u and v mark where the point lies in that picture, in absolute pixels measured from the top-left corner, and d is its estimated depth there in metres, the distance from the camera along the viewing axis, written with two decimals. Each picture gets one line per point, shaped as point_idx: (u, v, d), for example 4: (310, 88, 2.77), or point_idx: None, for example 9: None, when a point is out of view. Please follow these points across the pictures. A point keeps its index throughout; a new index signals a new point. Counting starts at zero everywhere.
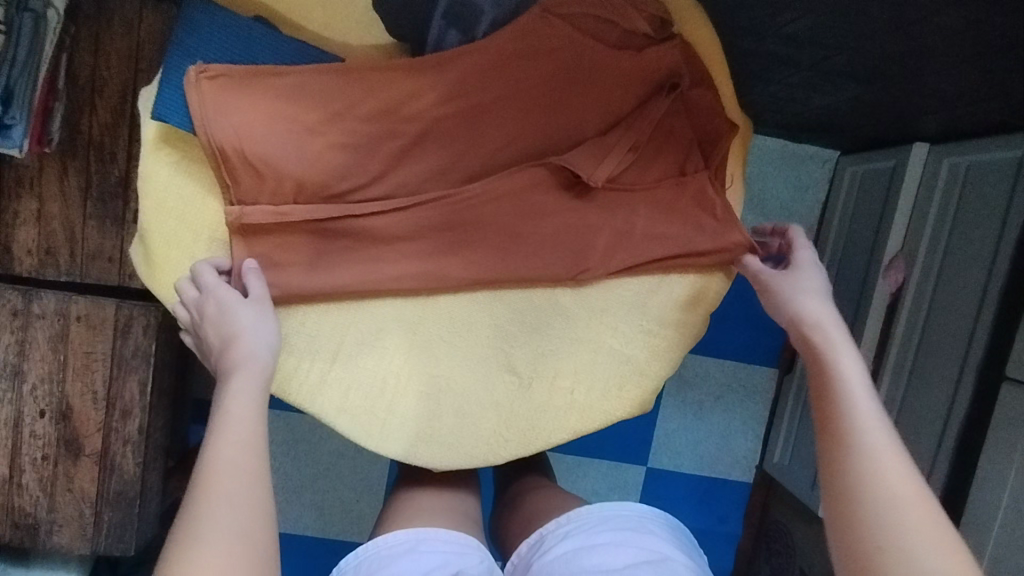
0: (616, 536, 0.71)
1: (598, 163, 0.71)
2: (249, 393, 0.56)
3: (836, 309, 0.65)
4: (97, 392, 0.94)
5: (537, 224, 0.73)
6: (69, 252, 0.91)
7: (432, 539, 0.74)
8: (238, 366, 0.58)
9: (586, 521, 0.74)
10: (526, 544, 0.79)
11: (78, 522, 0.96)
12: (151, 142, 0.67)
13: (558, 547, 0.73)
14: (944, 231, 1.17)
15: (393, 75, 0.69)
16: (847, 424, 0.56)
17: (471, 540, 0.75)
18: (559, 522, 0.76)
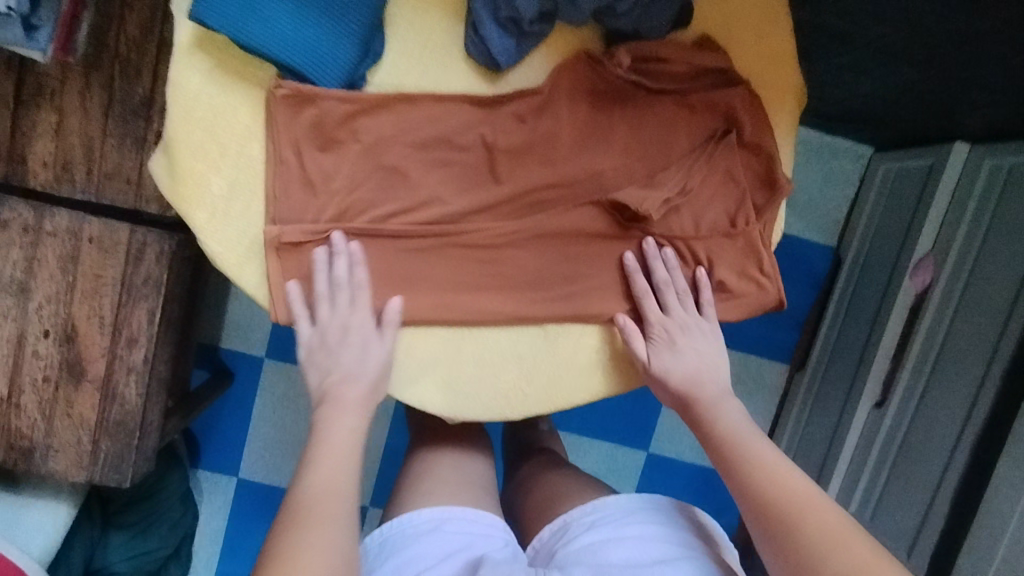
0: (645, 530, 0.69)
1: (645, 202, 0.66)
2: (358, 434, 0.66)
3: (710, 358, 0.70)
4: (104, 317, 0.92)
5: (576, 250, 0.69)
6: (86, 169, 0.88)
7: (454, 518, 0.73)
8: (352, 408, 0.67)
9: (615, 513, 0.73)
10: (549, 529, 0.76)
11: (74, 449, 0.94)
12: (184, 45, 0.63)
13: (584, 537, 0.71)
14: (979, 234, 1.14)
15: (446, 3, 0.64)
16: (755, 476, 0.63)
17: (496, 520, 0.75)
18: (584, 510, 0.74)
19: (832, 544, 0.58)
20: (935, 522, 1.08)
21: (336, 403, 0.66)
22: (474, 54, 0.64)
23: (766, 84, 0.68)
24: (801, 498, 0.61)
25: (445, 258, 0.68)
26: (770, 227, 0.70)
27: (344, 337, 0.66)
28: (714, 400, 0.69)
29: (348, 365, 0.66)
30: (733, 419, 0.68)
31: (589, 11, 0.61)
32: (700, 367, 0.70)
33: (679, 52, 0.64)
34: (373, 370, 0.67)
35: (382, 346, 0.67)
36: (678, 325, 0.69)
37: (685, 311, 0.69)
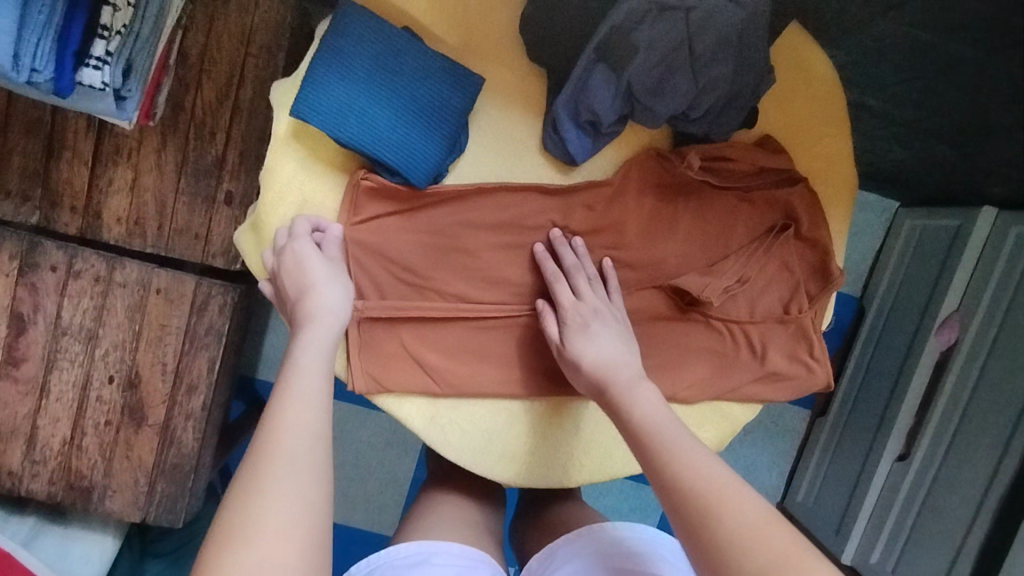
0: (622, 562, 0.72)
1: (705, 290, 0.70)
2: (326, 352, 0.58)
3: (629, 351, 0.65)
4: (166, 364, 0.95)
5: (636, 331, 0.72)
6: (157, 224, 0.92)
7: (443, 552, 0.74)
8: (324, 337, 0.60)
9: (594, 542, 0.75)
10: (541, 556, 0.80)
11: (131, 490, 0.98)
12: (280, 135, 0.66)
13: (563, 570, 0.74)
14: (1005, 300, 1.18)
15: (525, 100, 0.68)
16: (670, 473, 0.54)
17: (481, 553, 0.76)
18: (567, 539, 0.78)
19: (754, 540, 0.47)
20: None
21: (310, 323, 0.60)
22: (551, 149, 0.68)
23: (823, 182, 0.71)
24: (723, 493, 0.50)
25: (514, 334, 0.72)
26: (820, 314, 0.74)
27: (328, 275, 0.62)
28: (629, 385, 0.62)
29: (333, 299, 0.62)
30: (647, 406, 0.60)
31: (665, 119, 0.64)
32: (615, 357, 0.64)
33: (744, 152, 0.68)
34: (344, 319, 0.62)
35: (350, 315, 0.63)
36: (590, 309, 0.67)
37: (597, 297, 0.68)
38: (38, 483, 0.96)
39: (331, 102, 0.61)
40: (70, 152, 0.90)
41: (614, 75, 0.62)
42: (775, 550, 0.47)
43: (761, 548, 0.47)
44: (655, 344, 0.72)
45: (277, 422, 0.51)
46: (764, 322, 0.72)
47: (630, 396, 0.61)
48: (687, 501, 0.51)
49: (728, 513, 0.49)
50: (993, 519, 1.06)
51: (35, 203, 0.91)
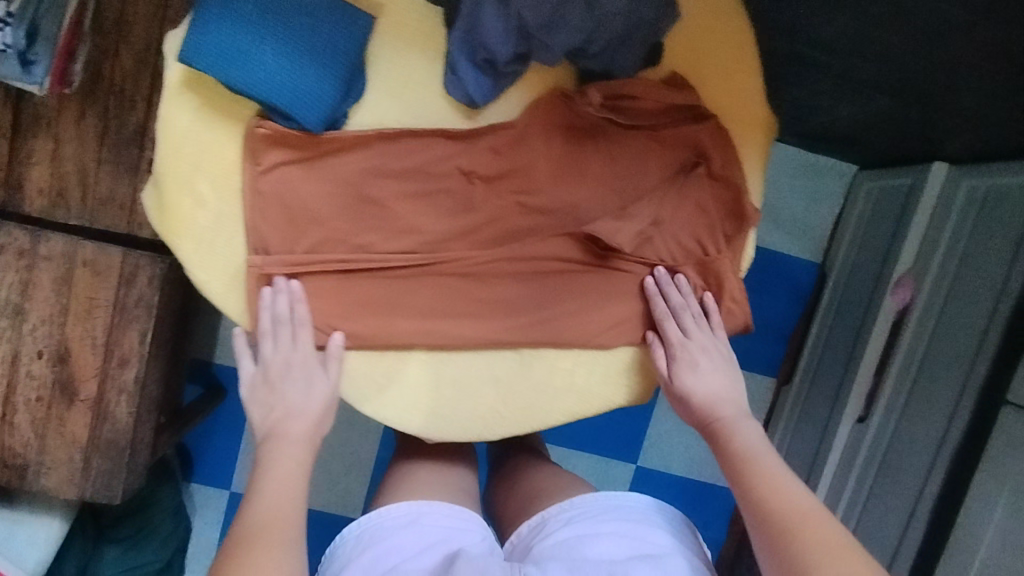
0: (619, 526, 0.71)
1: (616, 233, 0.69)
2: (302, 461, 0.65)
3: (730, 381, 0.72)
4: (96, 338, 0.94)
5: (551, 278, 0.72)
6: (81, 195, 0.90)
7: (433, 514, 0.74)
8: (301, 443, 0.67)
9: (590, 507, 0.74)
10: (527, 525, 0.78)
11: (67, 467, 0.97)
12: (173, 84, 0.65)
13: (559, 533, 0.72)
14: (956, 255, 1.16)
15: (423, 43, 0.66)
16: (762, 484, 0.63)
17: (474, 518, 0.76)
18: (561, 507, 0.76)
19: (829, 561, 0.56)
20: (913, 540, 1.09)
21: (281, 437, 0.67)
22: (451, 92, 0.66)
23: (735, 118, 0.70)
24: (810, 515, 0.60)
25: (425, 285, 0.71)
26: (739, 255, 0.73)
27: (296, 376, 0.68)
28: (732, 417, 0.69)
29: (303, 401, 0.68)
30: (748, 435, 0.67)
31: (562, 54, 0.63)
32: (723, 390, 0.71)
33: (649, 90, 0.67)
34: (316, 408, 0.68)
35: (325, 387, 0.69)
36: (697, 347, 0.71)
37: (703, 330, 0.72)
38: None
39: (217, 44, 0.60)
40: None
41: (504, 8, 0.60)
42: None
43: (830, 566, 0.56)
44: (569, 291, 0.72)
45: (259, 507, 0.60)
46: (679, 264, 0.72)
47: (735, 422, 0.69)
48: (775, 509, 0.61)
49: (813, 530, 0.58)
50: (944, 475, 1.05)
51: None
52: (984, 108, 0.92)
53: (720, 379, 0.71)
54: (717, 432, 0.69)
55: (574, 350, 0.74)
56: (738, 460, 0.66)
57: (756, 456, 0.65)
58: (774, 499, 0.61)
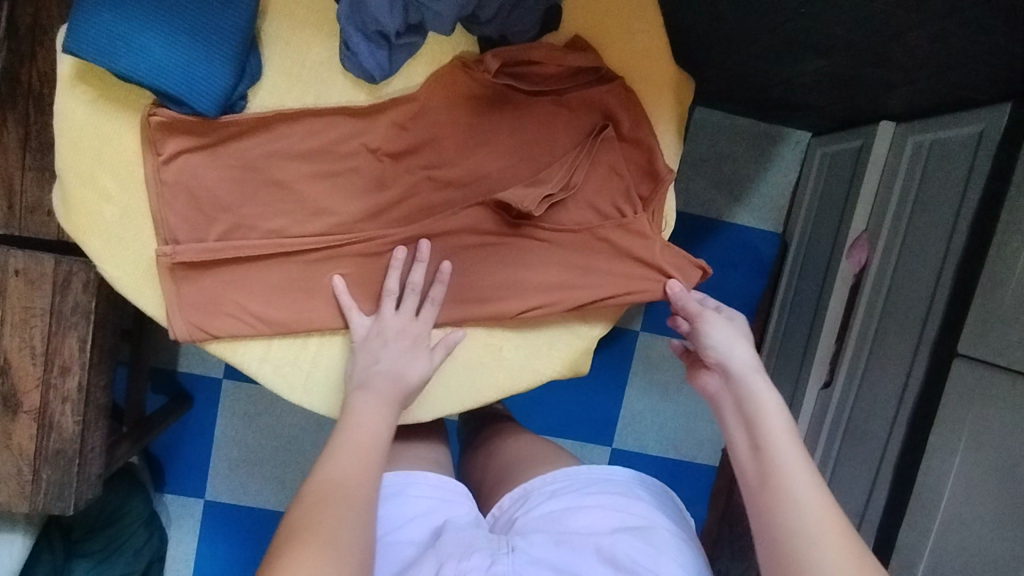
0: (604, 498, 0.68)
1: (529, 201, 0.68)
2: (385, 422, 0.63)
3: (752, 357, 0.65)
4: (35, 348, 0.93)
5: (469, 250, 0.71)
6: (8, 204, 0.90)
7: (419, 484, 0.71)
8: (386, 400, 0.64)
9: (574, 479, 0.71)
10: (509, 497, 0.74)
11: (16, 480, 0.96)
12: (67, 78, 0.64)
13: (543, 506, 0.69)
14: (906, 212, 1.10)
15: (318, 21, 0.66)
16: (789, 501, 0.55)
17: (457, 487, 0.73)
18: (544, 479, 0.72)
19: None
20: (874, 513, 1.03)
21: (372, 392, 0.65)
22: (349, 68, 0.65)
23: (642, 78, 0.70)
24: (835, 550, 0.52)
25: (341, 266, 0.70)
26: (659, 216, 0.72)
27: (393, 339, 0.68)
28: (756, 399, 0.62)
29: (393, 361, 0.67)
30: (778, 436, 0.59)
31: (454, 20, 0.63)
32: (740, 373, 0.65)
33: (550, 54, 0.66)
34: (413, 376, 0.67)
35: (425, 364, 0.68)
36: (725, 333, 0.67)
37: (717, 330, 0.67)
38: None
39: (101, 35, 0.60)
40: None
41: None
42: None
43: None
44: (489, 263, 0.71)
45: (336, 469, 0.57)
46: (603, 230, 0.71)
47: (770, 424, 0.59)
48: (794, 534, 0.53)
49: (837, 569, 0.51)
50: (902, 441, 0.99)
51: None
52: (910, 55, 0.90)
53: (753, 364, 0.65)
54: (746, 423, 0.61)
55: (498, 326, 0.72)
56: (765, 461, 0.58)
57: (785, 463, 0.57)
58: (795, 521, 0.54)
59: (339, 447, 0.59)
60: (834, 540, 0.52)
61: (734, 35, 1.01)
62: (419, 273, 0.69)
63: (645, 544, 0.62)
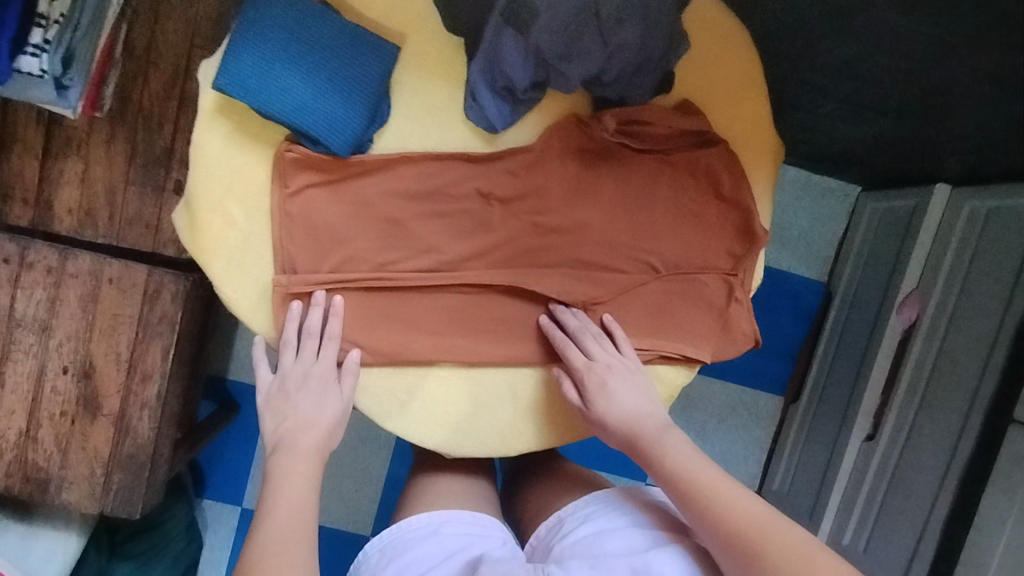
0: (635, 521, 0.70)
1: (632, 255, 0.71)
2: (311, 474, 0.67)
3: (627, 381, 0.70)
4: (120, 354, 0.96)
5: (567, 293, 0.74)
6: (108, 215, 0.93)
7: (453, 521, 0.74)
8: (306, 455, 0.68)
9: (604, 504, 0.73)
10: (544, 526, 0.77)
11: (88, 481, 0.98)
12: (208, 110, 0.68)
13: (579, 530, 0.71)
14: (961, 274, 1.12)
15: (444, 72, 0.70)
16: (714, 516, 0.61)
17: (494, 522, 0.76)
18: (578, 505, 0.75)
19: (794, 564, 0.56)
20: (917, 574, 1.03)
21: (289, 450, 0.68)
22: (472, 118, 0.69)
23: (743, 142, 0.73)
24: (771, 531, 0.59)
25: (444, 302, 0.73)
26: (750, 274, 0.75)
27: (304, 391, 0.70)
28: (657, 434, 0.68)
29: (304, 415, 0.69)
30: (678, 449, 0.66)
31: (578, 84, 0.67)
32: (635, 410, 0.70)
33: (661, 116, 0.70)
34: (326, 422, 0.69)
35: (339, 400, 0.70)
36: (602, 367, 0.70)
37: (604, 351, 0.71)
38: None
39: (250, 75, 0.64)
40: (20, 145, 0.91)
41: (522, 37, 0.63)
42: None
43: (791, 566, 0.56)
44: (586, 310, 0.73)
45: (268, 527, 0.61)
46: (676, 304, 0.74)
47: (664, 446, 0.67)
48: (736, 544, 0.59)
49: (775, 548, 0.58)
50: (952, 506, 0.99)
51: None
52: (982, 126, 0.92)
53: (633, 397, 0.70)
54: (648, 462, 0.67)
55: None
56: (677, 488, 0.64)
57: (695, 473, 0.64)
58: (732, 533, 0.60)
59: (269, 510, 0.63)
60: (769, 523, 0.59)
61: (808, 97, 1.05)
62: (572, 319, 0.72)
63: (679, 562, 0.64)
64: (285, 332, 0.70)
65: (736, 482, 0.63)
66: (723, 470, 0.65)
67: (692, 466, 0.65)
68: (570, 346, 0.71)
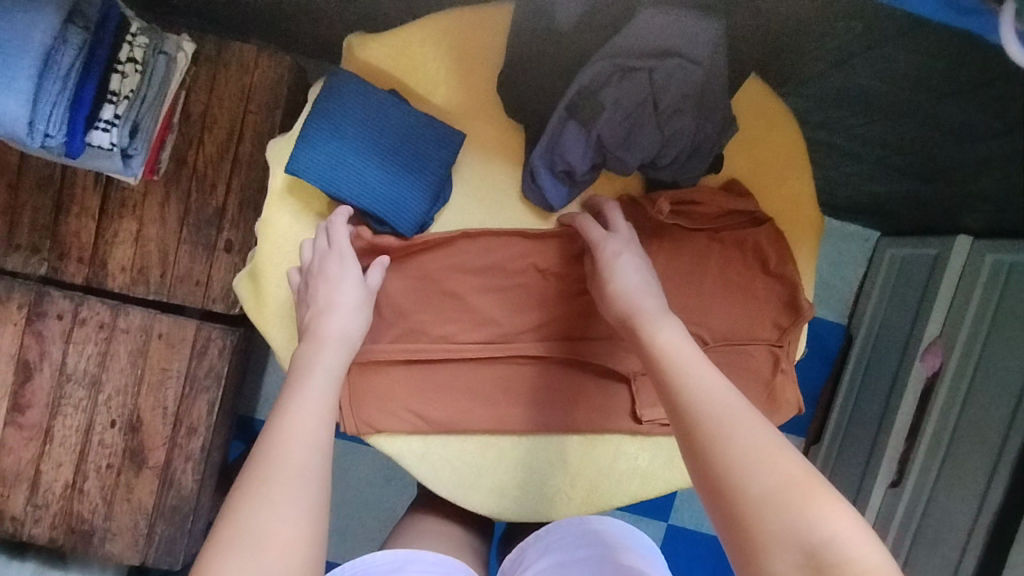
0: (592, 548, 0.66)
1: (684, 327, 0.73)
2: (336, 369, 0.60)
3: (636, 261, 0.65)
4: (167, 408, 0.98)
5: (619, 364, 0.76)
6: (160, 272, 0.95)
7: (418, 559, 0.69)
8: (331, 345, 0.62)
9: (559, 531, 0.70)
10: (511, 558, 0.76)
11: (131, 533, 0.99)
12: (279, 190, 0.71)
13: (535, 564, 0.69)
14: (985, 325, 1.10)
15: (503, 156, 0.73)
16: (681, 398, 0.51)
17: (457, 561, 0.71)
18: (538, 536, 0.72)
19: (752, 460, 0.46)
20: None
21: (316, 338, 0.62)
22: (530, 197, 0.72)
23: (787, 220, 0.76)
24: (739, 424, 0.48)
25: (499, 371, 0.75)
26: (794, 345, 0.77)
27: (323, 278, 0.65)
28: (654, 312, 0.60)
29: (325, 303, 0.64)
30: (667, 328, 0.57)
31: (635, 167, 0.69)
32: (640, 284, 0.63)
33: (712, 196, 0.72)
34: (345, 306, 0.64)
35: (358, 288, 0.66)
36: (616, 244, 0.66)
37: (624, 232, 0.68)
38: (39, 527, 0.98)
39: (323, 160, 0.67)
40: (78, 207, 0.94)
41: (585, 128, 0.67)
42: (790, 487, 0.44)
43: (751, 467, 0.46)
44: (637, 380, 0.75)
45: (286, 420, 0.53)
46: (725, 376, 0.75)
47: (653, 324, 0.58)
48: (696, 429, 0.49)
49: (737, 441, 0.47)
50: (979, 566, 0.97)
51: (45, 255, 0.94)
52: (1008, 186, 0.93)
53: (638, 278, 0.63)
54: (634, 337, 0.59)
55: (639, 435, 0.76)
56: (653, 363, 0.56)
57: (672, 352, 0.55)
58: (694, 415, 0.50)
59: (289, 407, 0.55)
60: (738, 417, 0.49)
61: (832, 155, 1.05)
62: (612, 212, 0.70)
63: None
64: (302, 250, 0.68)
65: (714, 369, 0.53)
66: (705, 356, 0.55)
67: (673, 348, 0.56)
68: (591, 221, 0.68)
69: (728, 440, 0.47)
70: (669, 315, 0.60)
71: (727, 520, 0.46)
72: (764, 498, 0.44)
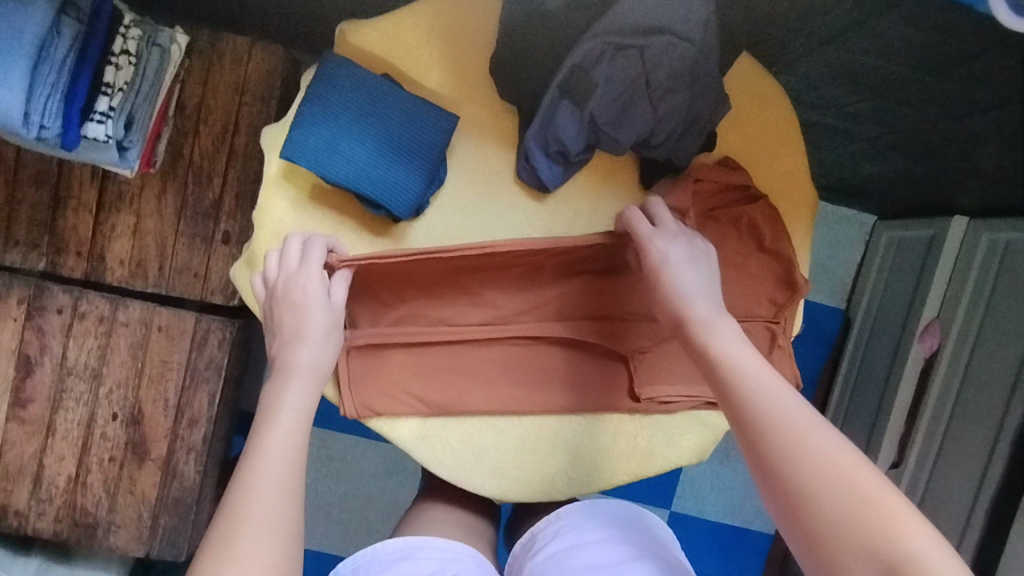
0: (607, 533, 0.67)
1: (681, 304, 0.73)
2: (304, 398, 0.58)
3: (689, 263, 0.63)
4: (168, 399, 0.98)
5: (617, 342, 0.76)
6: (158, 265, 0.96)
7: (427, 547, 0.70)
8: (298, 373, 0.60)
9: (572, 517, 0.71)
10: (520, 544, 0.75)
11: (135, 525, 0.99)
12: (275, 176, 0.72)
13: (549, 548, 0.69)
14: (982, 302, 1.11)
15: (497, 138, 0.73)
16: (752, 413, 0.51)
17: (467, 547, 0.72)
18: (548, 520, 0.72)
19: (832, 478, 0.47)
20: None
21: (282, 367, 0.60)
22: (525, 179, 0.72)
23: (781, 197, 0.77)
24: (816, 441, 0.48)
25: (497, 353, 0.75)
26: (790, 322, 0.78)
27: (286, 302, 0.63)
28: (708, 321, 0.59)
29: (290, 328, 0.62)
30: (726, 341, 0.57)
31: (629, 145, 0.69)
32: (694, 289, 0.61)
33: (706, 173, 0.72)
34: (310, 330, 0.62)
35: (322, 311, 0.63)
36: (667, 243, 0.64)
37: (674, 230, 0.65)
38: (43, 521, 0.98)
39: (318, 145, 0.67)
40: (76, 201, 0.94)
41: (579, 108, 0.67)
42: (871, 504, 0.45)
43: (831, 486, 0.46)
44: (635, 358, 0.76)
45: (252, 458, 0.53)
46: None
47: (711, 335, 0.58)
48: (769, 444, 0.49)
49: (817, 459, 0.48)
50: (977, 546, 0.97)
51: (43, 250, 0.95)
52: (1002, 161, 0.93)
53: (689, 284, 0.62)
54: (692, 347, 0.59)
55: (639, 414, 0.77)
56: (716, 377, 0.55)
57: (737, 367, 0.54)
58: (767, 431, 0.50)
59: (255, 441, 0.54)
60: (815, 434, 0.49)
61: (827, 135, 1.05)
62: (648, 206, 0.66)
63: None
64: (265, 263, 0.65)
65: (785, 384, 0.53)
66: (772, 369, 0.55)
67: (737, 361, 0.55)
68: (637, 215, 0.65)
69: (806, 458, 0.48)
70: (727, 324, 0.59)
71: (803, 531, 0.47)
72: (845, 516, 0.45)
